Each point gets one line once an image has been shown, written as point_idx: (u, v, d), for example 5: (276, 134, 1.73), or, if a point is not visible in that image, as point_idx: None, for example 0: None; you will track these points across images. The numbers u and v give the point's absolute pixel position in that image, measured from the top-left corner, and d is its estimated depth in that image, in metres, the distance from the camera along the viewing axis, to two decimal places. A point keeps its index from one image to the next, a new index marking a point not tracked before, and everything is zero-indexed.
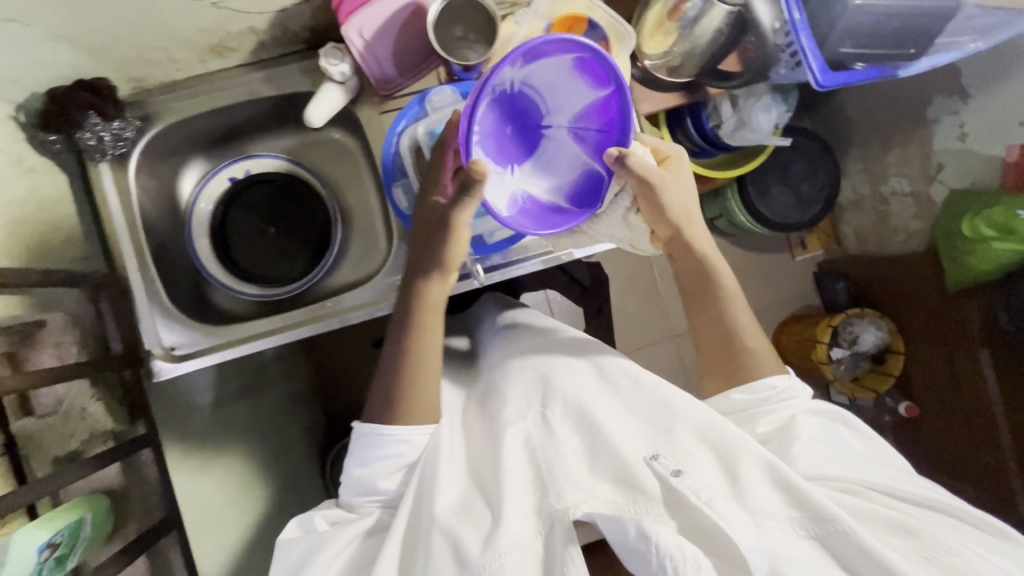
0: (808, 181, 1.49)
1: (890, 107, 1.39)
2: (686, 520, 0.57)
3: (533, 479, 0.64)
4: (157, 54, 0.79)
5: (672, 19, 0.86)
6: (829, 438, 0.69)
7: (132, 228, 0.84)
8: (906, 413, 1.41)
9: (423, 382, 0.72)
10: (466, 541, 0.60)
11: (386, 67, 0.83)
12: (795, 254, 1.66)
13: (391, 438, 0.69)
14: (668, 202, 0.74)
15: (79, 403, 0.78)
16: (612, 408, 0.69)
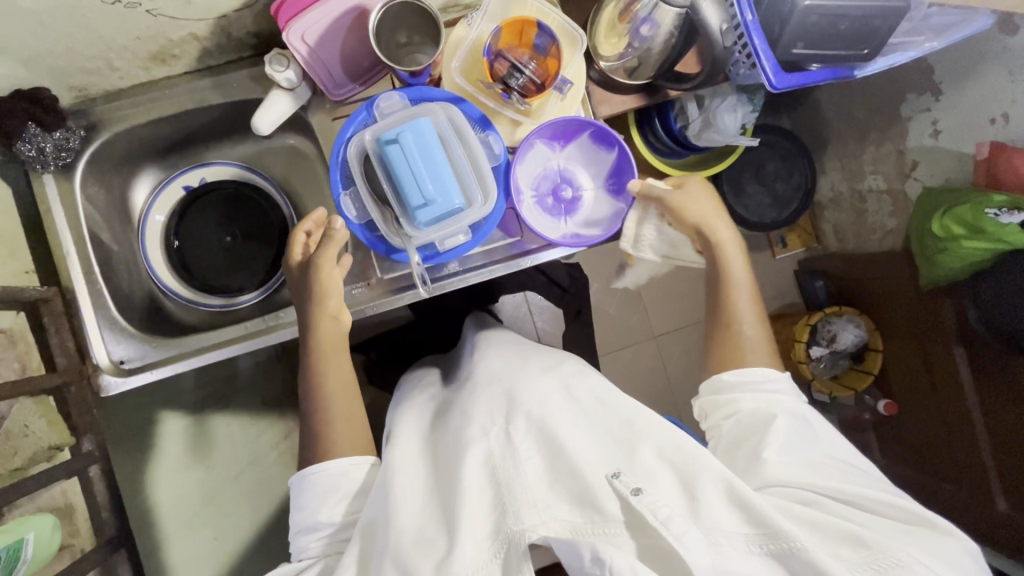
0: (783, 179, 1.48)
1: (865, 105, 1.38)
2: (646, 542, 0.55)
3: (493, 499, 0.63)
4: (96, 64, 0.78)
5: (623, 20, 0.84)
6: (799, 446, 0.67)
7: (78, 241, 0.82)
8: (884, 411, 1.43)
9: (351, 416, 0.76)
10: (417, 569, 0.59)
11: (334, 73, 0.82)
12: (775, 252, 1.66)
13: (328, 471, 0.71)
14: (682, 211, 0.83)
15: (21, 419, 0.76)
16: (576, 426, 0.69)
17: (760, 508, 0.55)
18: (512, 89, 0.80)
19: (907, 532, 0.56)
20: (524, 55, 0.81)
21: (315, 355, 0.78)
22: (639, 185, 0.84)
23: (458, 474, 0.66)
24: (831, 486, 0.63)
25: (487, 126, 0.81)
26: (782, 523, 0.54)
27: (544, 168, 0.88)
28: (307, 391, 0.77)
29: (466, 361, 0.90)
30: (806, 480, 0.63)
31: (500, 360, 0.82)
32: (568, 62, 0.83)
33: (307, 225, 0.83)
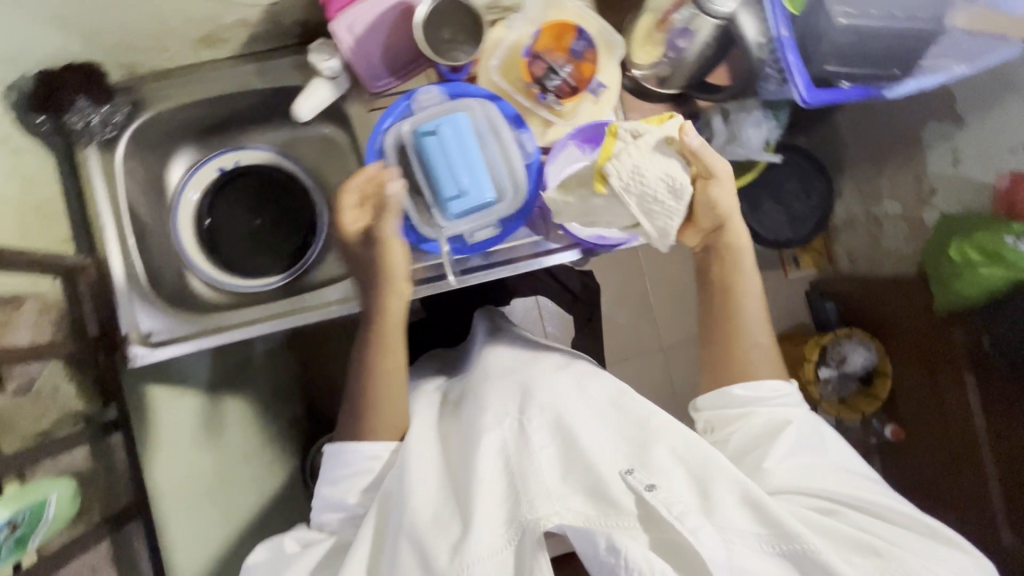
0: (800, 200, 1.49)
1: (883, 131, 1.39)
2: (659, 535, 0.55)
3: (506, 487, 0.64)
4: (148, 41, 0.80)
5: (660, 30, 0.85)
6: (804, 450, 0.68)
7: (117, 212, 0.85)
8: (891, 436, 1.43)
9: (394, 399, 0.74)
10: (435, 552, 0.60)
11: (375, 65, 0.84)
12: (788, 271, 1.63)
13: (355, 453, 0.72)
14: (717, 198, 0.75)
15: (52, 381, 0.78)
16: (590, 420, 0.69)
17: (775, 512, 0.57)
18: (547, 89, 0.83)
19: (909, 539, 0.58)
20: (562, 58, 0.83)
21: (372, 332, 0.76)
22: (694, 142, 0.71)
23: (471, 463, 0.66)
24: (838, 491, 0.64)
25: (521, 125, 0.82)
26: (793, 526, 0.56)
27: None
28: (356, 370, 0.76)
29: (473, 354, 0.91)
30: (811, 485, 0.65)
31: (510, 355, 0.83)
32: (604, 68, 0.85)
33: (360, 182, 0.75)
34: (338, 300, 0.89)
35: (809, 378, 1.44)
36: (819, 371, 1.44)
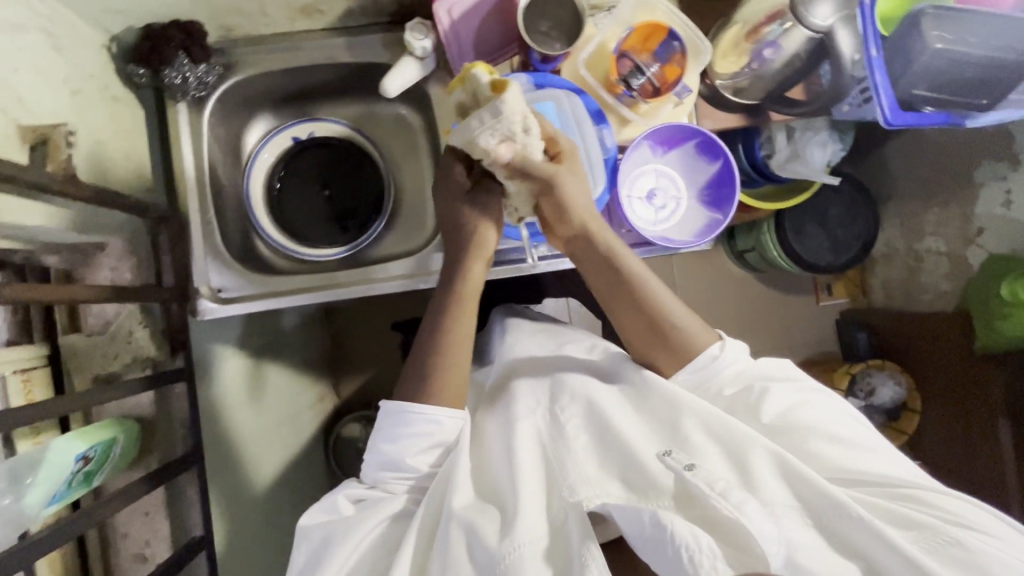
0: (844, 225, 1.47)
1: (935, 166, 1.38)
2: (699, 513, 0.55)
3: (545, 474, 0.65)
4: (251, 6, 0.82)
5: (749, 40, 0.85)
6: (821, 415, 0.67)
7: (199, 169, 0.87)
8: None
9: (460, 361, 0.73)
10: (483, 532, 0.60)
11: (464, 50, 0.85)
12: (819, 298, 1.67)
13: (416, 418, 0.69)
14: (565, 204, 0.74)
15: (127, 326, 0.80)
16: (623, 407, 0.70)
17: (814, 485, 0.59)
18: (630, 87, 0.84)
19: (927, 497, 0.60)
20: (647, 59, 0.84)
21: (448, 302, 0.75)
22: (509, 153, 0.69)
23: (509, 451, 0.67)
24: (861, 464, 0.63)
25: (602, 121, 0.83)
26: (835, 494, 0.58)
27: (643, 170, 0.90)
28: (426, 337, 0.74)
29: (495, 344, 0.89)
30: (836, 449, 0.64)
31: (534, 348, 0.82)
32: (689, 73, 0.84)
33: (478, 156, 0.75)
34: (403, 275, 0.90)
35: None
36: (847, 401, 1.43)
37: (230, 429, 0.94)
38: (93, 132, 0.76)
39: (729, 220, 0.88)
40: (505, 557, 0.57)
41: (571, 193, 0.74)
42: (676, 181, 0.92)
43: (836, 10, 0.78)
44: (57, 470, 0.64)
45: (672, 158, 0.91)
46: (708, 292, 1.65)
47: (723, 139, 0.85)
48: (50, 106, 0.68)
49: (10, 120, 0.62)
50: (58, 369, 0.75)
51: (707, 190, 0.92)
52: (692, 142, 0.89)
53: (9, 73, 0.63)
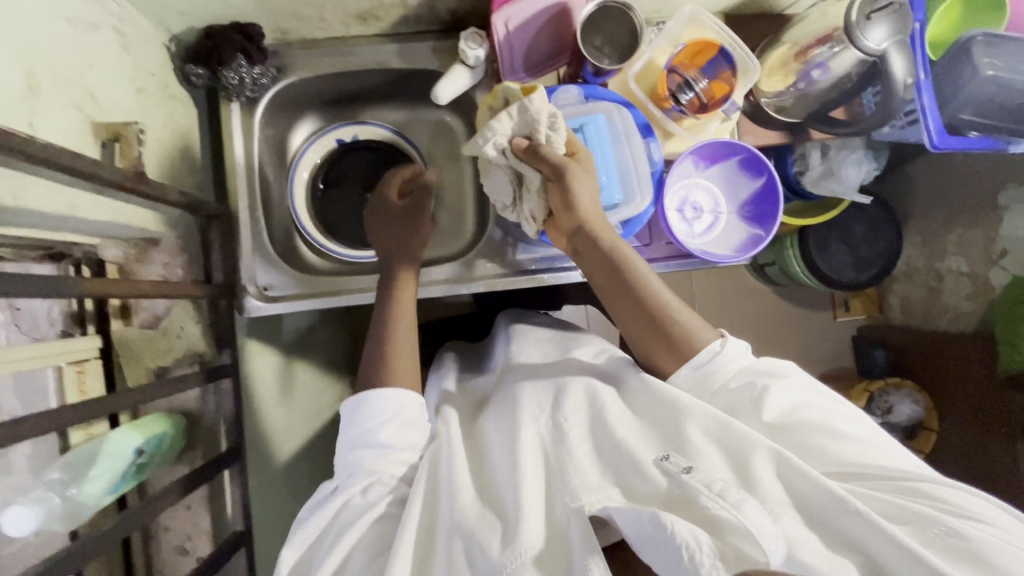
0: (867, 243, 1.41)
1: (958, 187, 1.35)
2: (696, 514, 0.51)
3: (544, 477, 0.59)
4: (310, 11, 0.84)
5: (796, 60, 0.86)
6: (825, 412, 0.64)
7: (249, 169, 0.88)
8: None
9: (401, 348, 0.74)
10: (483, 546, 0.54)
11: (516, 60, 0.87)
12: (836, 314, 1.66)
13: (373, 403, 0.68)
14: (575, 195, 0.71)
15: (178, 322, 0.82)
16: (624, 413, 0.65)
17: (818, 483, 0.54)
18: (679, 103, 0.85)
19: (937, 491, 0.55)
20: (696, 74, 0.85)
21: (385, 292, 0.80)
22: (526, 142, 0.70)
23: (511, 451, 0.61)
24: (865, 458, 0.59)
25: (650, 134, 0.84)
26: (835, 487, 0.53)
27: (686, 183, 0.91)
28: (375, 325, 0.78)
29: (499, 352, 0.89)
30: (838, 446, 0.60)
31: (539, 354, 0.80)
32: (738, 90, 0.86)
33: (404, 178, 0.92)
34: (445, 279, 0.90)
35: None
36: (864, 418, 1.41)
37: (263, 424, 0.96)
38: (154, 130, 0.77)
39: (771, 236, 0.89)
40: (506, 567, 0.52)
41: (583, 186, 0.71)
42: (717, 195, 0.93)
43: (891, 35, 0.75)
44: (117, 460, 0.66)
45: (714, 173, 0.92)
46: (723, 303, 1.63)
47: (768, 156, 0.87)
48: (118, 104, 0.70)
49: (84, 117, 0.63)
50: (109, 359, 0.77)
51: (747, 206, 0.93)
52: (736, 158, 0.90)
53: (85, 70, 0.64)
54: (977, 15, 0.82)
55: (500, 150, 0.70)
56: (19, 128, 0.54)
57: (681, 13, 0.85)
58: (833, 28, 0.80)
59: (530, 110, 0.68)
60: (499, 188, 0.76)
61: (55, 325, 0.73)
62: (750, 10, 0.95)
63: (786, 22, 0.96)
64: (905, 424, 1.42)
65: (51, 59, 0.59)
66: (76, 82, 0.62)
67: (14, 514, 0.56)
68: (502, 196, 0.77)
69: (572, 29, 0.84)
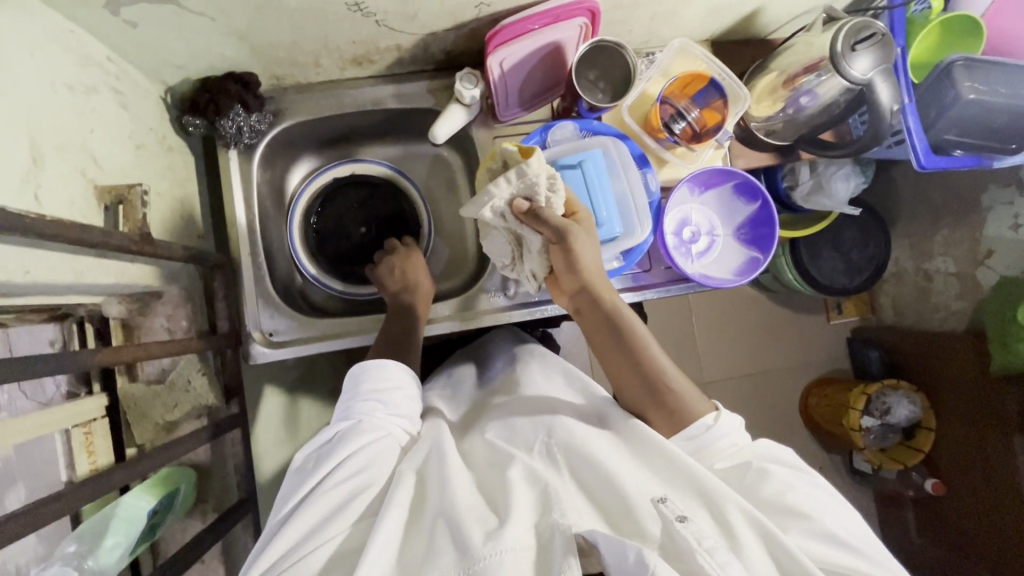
0: (858, 248, 1.39)
1: (942, 188, 1.33)
2: (682, 566, 0.50)
3: (536, 496, 0.57)
4: (307, 58, 0.83)
5: (785, 87, 0.87)
6: (821, 508, 0.59)
7: (249, 215, 0.88)
8: (932, 490, 1.37)
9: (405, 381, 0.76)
10: (468, 535, 0.52)
11: (511, 97, 0.88)
12: (829, 317, 1.60)
13: (392, 369, 0.70)
14: (576, 259, 0.71)
15: (184, 375, 0.81)
16: (614, 448, 0.63)
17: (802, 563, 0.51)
18: (673, 133, 0.87)
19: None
20: (688, 104, 0.87)
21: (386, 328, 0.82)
22: (526, 204, 0.69)
23: (501, 476, 0.60)
24: (852, 563, 0.56)
25: (645, 165, 0.86)
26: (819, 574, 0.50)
27: (684, 209, 0.93)
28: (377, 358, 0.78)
29: (496, 369, 0.88)
30: (825, 546, 0.56)
31: (540, 379, 0.78)
32: (729, 118, 0.87)
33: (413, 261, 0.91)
34: (450, 315, 0.91)
35: (851, 426, 1.38)
36: (863, 420, 1.38)
37: (270, 467, 0.96)
38: (154, 185, 0.78)
39: (769, 259, 0.91)
40: (484, 559, 0.49)
41: (584, 250, 0.71)
42: (714, 219, 0.95)
43: (874, 65, 0.77)
44: (132, 525, 0.66)
45: (709, 198, 0.94)
46: (713, 313, 1.56)
47: (762, 183, 0.88)
48: (119, 164, 0.71)
49: (88, 181, 0.65)
50: (118, 416, 0.79)
51: (744, 229, 0.95)
52: (731, 183, 0.92)
53: (87, 134, 0.65)
54: (954, 44, 0.86)
55: (498, 212, 0.71)
56: (27, 205, 0.56)
57: (670, 45, 0.87)
58: (819, 58, 0.81)
59: (529, 174, 0.68)
60: (499, 247, 0.79)
61: (60, 387, 0.75)
62: (736, 37, 0.98)
63: (772, 46, 0.98)
64: (903, 424, 1.39)
65: (54, 130, 0.60)
66: (80, 149, 0.64)
67: None
68: (502, 254, 0.80)
69: (567, 66, 0.86)
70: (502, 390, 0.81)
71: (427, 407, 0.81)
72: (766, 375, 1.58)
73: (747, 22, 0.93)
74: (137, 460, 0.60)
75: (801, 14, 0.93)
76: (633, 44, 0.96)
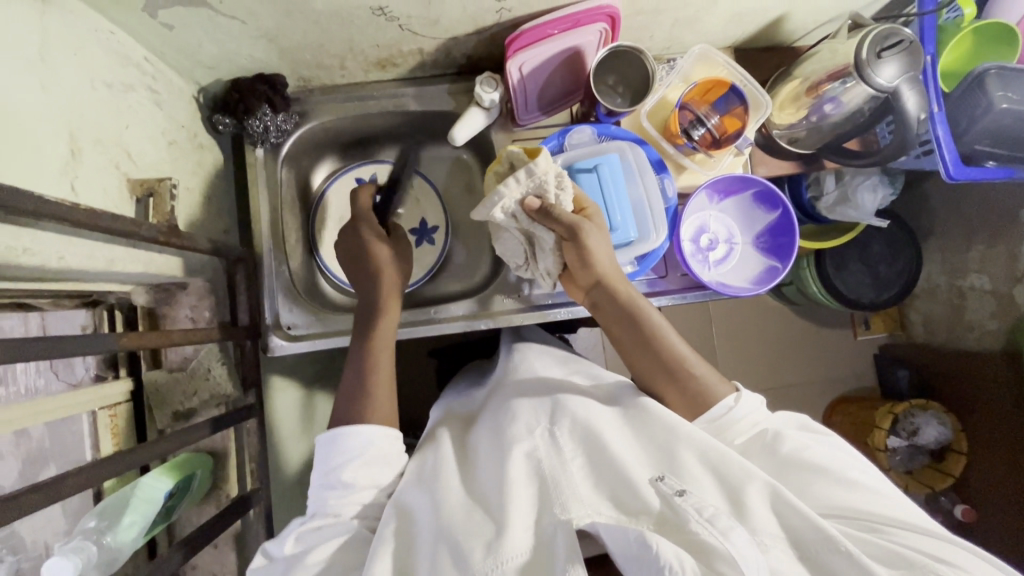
0: (886, 262, 1.34)
1: (979, 202, 1.28)
2: (685, 540, 0.48)
3: (536, 492, 0.58)
4: (332, 61, 0.86)
5: (808, 95, 0.86)
6: (836, 460, 0.60)
7: (272, 212, 0.91)
8: (961, 516, 1.32)
9: (379, 385, 0.72)
10: (467, 551, 0.53)
11: (530, 100, 0.89)
12: (856, 332, 1.56)
13: (361, 436, 0.66)
14: (591, 253, 0.71)
15: (205, 364, 0.84)
16: (622, 430, 0.64)
17: (812, 519, 0.50)
18: (691, 139, 0.86)
19: (942, 550, 0.50)
20: (707, 111, 0.86)
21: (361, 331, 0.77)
22: (537, 203, 0.70)
23: (501, 467, 0.61)
24: (870, 506, 0.55)
25: (663, 170, 0.85)
26: (826, 525, 0.49)
27: (701, 217, 0.92)
28: (354, 367, 0.74)
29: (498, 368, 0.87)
30: (842, 490, 0.57)
31: (541, 369, 0.79)
32: (750, 124, 0.86)
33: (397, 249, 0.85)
34: (463, 315, 0.92)
35: (876, 446, 1.33)
36: (888, 440, 1.33)
37: (286, 458, 0.98)
38: (184, 180, 0.81)
39: (789, 268, 0.90)
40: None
41: (597, 243, 0.72)
42: (733, 227, 0.94)
43: (901, 72, 0.76)
44: (148, 503, 0.68)
45: (728, 206, 0.93)
46: (733, 325, 1.53)
47: (782, 190, 0.87)
48: (151, 159, 0.74)
49: (121, 174, 0.68)
50: (141, 401, 0.84)
51: (763, 237, 0.93)
52: (750, 191, 0.91)
53: (122, 130, 0.68)
54: (986, 51, 0.83)
55: (509, 213, 0.71)
56: (63, 194, 0.59)
57: (691, 52, 0.87)
58: (844, 65, 0.79)
59: (537, 172, 0.68)
60: (512, 249, 0.80)
61: (88, 370, 0.80)
62: (760, 44, 0.97)
63: (797, 53, 0.97)
64: (933, 446, 1.33)
65: (91, 125, 0.63)
66: (115, 143, 0.67)
67: (56, 565, 0.57)
68: (515, 256, 0.81)
69: (586, 71, 0.87)
70: (501, 379, 0.82)
71: (442, 412, 0.84)
72: (788, 390, 1.54)
73: (772, 29, 0.92)
74: (156, 441, 0.62)
75: (826, 22, 0.92)
76: (654, 50, 0.96)
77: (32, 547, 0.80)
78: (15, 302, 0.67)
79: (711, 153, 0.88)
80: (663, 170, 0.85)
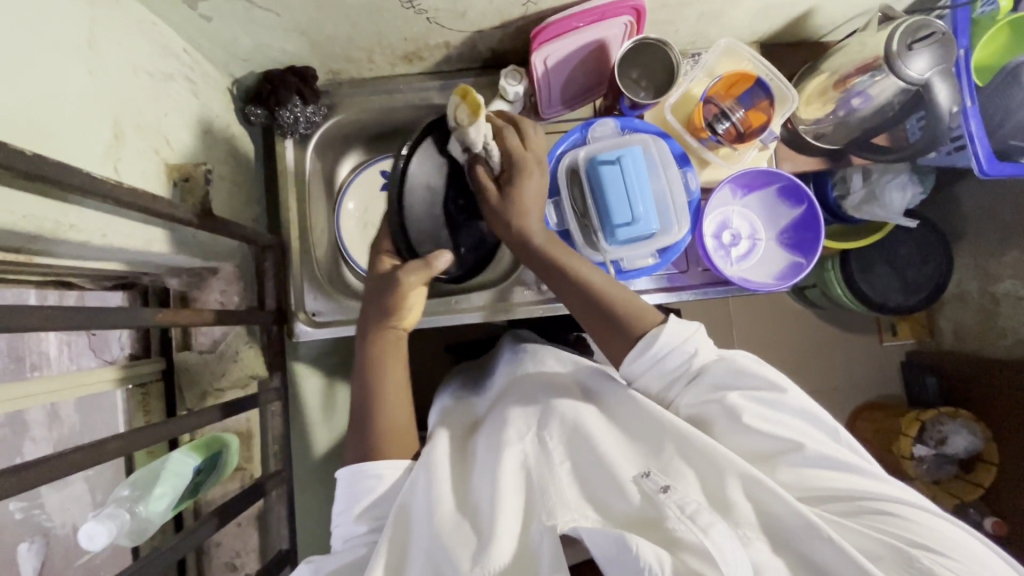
0: (915, 265, 1.30)
1: (1016, 204, 1.24)
2: (664, 537, 0.50)
3: (524, 499, 0.58)
4: (361, 54, 0.88)
5: (836, 89, 0.85)
6: (806, 433, 0.62)
7: (299, 202, 0.93)
8: (991, 529, 1.28)
9: (382, 403, 0.71)
10: (454, 556, 0.54)
11: (553, 94, 0.90)
12: (882, 339, 1.51)
13: (371, 472, 0.65)
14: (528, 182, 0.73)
15: (233, 346, 0.87)
16: (609, 429, 0.64)
17: (795, 509, 0.52)
18: (716, 133, 0.86)
19: (913, 528, 0.53)
20: (733, 104, 0.85)
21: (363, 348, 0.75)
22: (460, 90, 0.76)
23: (493, 469, 0.61)
24: (842, 484, 0.58)
25: (685, 164, 0.85)
26: (808, 513, 0.51)
27: (724, 210, 0.91)
28: (362, 373, 0.73)
29: (499, 370, 0.85)
30: (819, 470, 0.59)
31: (538, 369, 0.78)
32: (775, 117, 0.86)
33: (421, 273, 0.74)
34: (484, 306, 0.93)
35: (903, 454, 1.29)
36: (914, 448, 1.29)
37: (305, 443, 1.00)
38: (218, 168, 0.84)
39: (813, 263, 0.88)
40: None
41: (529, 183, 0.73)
42: (757, 221, 0.93)
43: (932, 65, 0.75)
44: (176, 480, 0.70)
45: (752, 200, 0.92)
46: (757, 326, 1.50)
47: (808, 185, 0.86)
48: (188, 146, 0.77)
49: (159, 159, 0.71)
50: (171, 380, 0.87)
51: (787, 232, 0.92)
52: (774, 186, 0.90)
53: (161, 117, 0.71)
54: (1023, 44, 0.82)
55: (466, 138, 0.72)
56: (106, 174, 0.61)
57: (717, 45, 0.87)
58: (873, 58, 0.78)
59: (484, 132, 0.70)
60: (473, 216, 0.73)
61: (123, 348, 0.84)
62: (787, 39, 0.96)
63: (826, 48, 0.96)
64: (961, 455, 1.29)
65: (134, 111, 0.66)
66: (154, 130, 0.70)
67: (90, 529, 0.60)
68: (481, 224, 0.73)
69: (610, 64, 0.87)
70: (501, 379, 0.82)
71: (436, 408, 0.83)
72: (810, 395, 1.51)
73: (800, 23, 0.91)
74: (187, 416, 0.65)
75: (855, 16, 0.91)
76: (679, 45, 0.96)
77: (66, 514, 0.83)
78: (56, 280, 0.70)
79: (735, 145, 0.87)
80: (685, 164, 0.85)
